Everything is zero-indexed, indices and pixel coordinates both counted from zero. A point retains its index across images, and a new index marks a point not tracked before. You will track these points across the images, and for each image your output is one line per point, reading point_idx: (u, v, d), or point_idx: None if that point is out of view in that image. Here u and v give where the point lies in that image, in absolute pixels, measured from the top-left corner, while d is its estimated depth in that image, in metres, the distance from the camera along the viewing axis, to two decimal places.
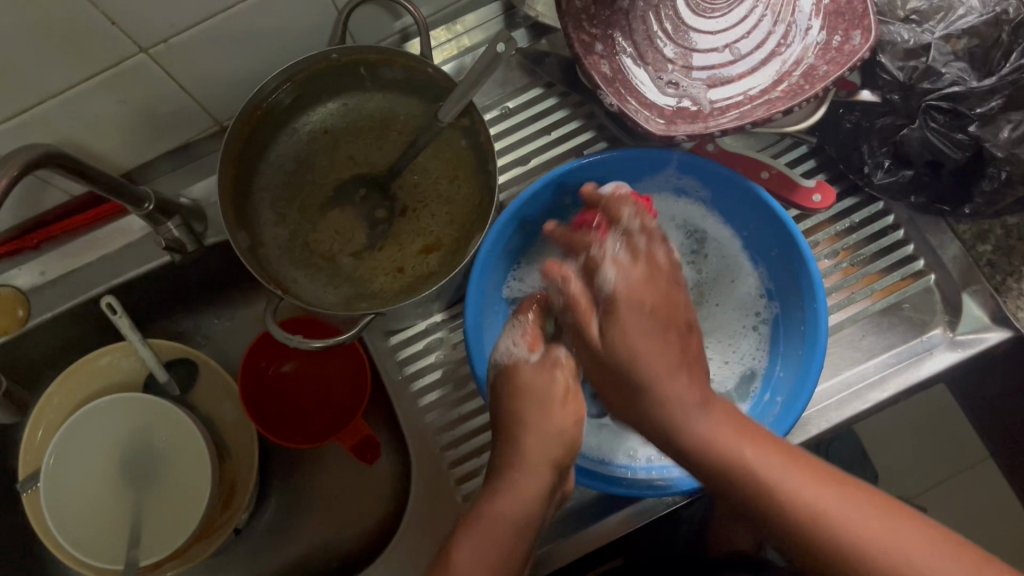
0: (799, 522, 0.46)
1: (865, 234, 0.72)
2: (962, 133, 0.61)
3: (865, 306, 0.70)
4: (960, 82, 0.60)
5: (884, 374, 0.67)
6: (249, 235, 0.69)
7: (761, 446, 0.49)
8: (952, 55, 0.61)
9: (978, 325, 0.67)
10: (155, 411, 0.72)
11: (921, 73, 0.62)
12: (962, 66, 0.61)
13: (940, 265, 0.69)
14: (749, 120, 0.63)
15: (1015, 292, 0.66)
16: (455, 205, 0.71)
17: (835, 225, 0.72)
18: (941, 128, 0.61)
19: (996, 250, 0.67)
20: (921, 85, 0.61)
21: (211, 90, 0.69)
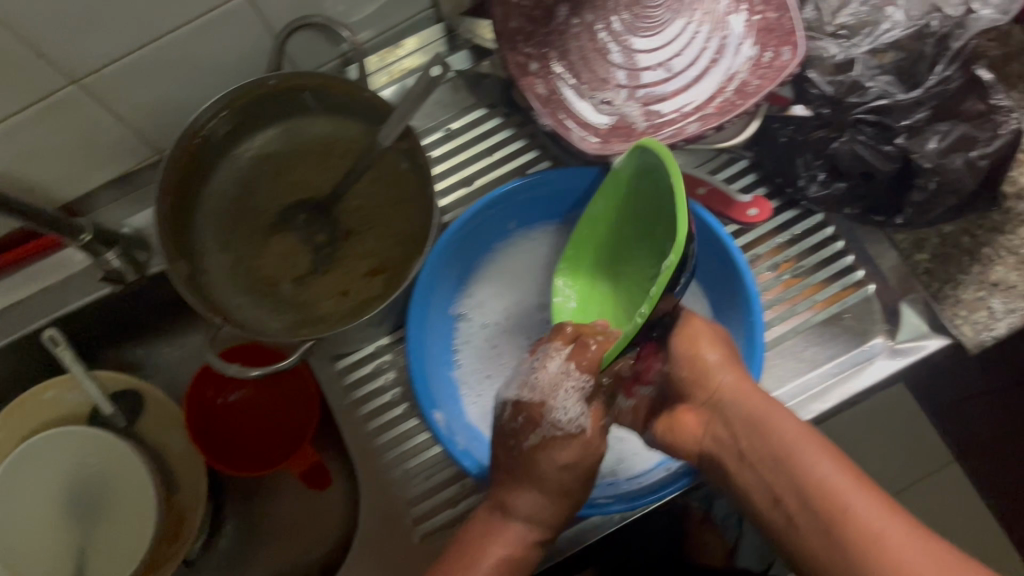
0: (807, 482, 0.52)
1: (805, 246, 0.72)
2: (890, 144, 0.62)
3: (807, 317, 0.70)
4: (887, 95, 0.62)
5: (827, 384, 0.68)
6: (189, 263, 0.68)
7: (763, 402, 0.58)
8: (878, 69, 0.63)
9: (917, 333, 0.68)
10: (97, 446, 0.71)
11: (848, 88, 0.63)
12: (888, 80, 0.63)
13: (878, 275, 0.70)
14: (681, 138, 0.64)
15: (951, 299, 0.68)
16: (399, 228, 0.71)
17: (776, 236, 0.73)
18: (869, 141, 0.63)
19: (933, 258, 0.69)
20: (849, 99, 0.63)
21: (149, 119, 0.69)
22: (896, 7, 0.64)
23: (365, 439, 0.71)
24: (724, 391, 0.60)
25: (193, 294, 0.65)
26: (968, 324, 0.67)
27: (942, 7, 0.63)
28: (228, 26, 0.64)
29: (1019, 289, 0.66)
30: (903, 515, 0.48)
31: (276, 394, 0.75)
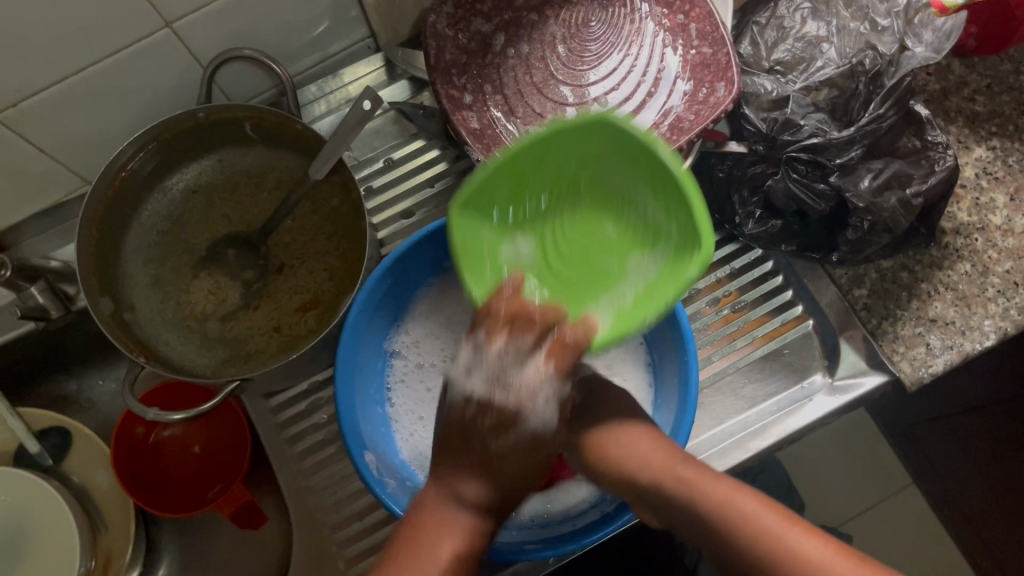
0: (740, 530, 0.47)
1: (746, 280, 0.72)
2: (823, 182, 0.62)
3: (746, 353, 0.70)
4: (820, 133, 0.61)
5: (765, 422, 0.67)
6: (114, 300, 0.67)
7: (684, 460, 0.52)
8: (811, 107, 0.62)
9: (855, 370, 0.67)
10: (21, 486, 0.69)
11: (782, 125, 0.62)
12: (821, 118, 0.62)
13: (818, 311, 0.70)
14: None
15: (890, 336, 0.65)
16: (332, 262, 0.69)
17: (717, 270, 0.72)
18: (802, 178, 0.62)
19: (872, 293, 0.67)
20: (783, 136, 0.62)
21: (74, 151, 0.67)
22: (831, 44, 0.64)
23: (297, 479, 0.69)
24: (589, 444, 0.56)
25: (115, 333, 0.63)
26: (907, 361, 0.65)
27: (875, 45, 0.63)
28: (153, 58, 0.63)
29: (955, 326, 0.65)
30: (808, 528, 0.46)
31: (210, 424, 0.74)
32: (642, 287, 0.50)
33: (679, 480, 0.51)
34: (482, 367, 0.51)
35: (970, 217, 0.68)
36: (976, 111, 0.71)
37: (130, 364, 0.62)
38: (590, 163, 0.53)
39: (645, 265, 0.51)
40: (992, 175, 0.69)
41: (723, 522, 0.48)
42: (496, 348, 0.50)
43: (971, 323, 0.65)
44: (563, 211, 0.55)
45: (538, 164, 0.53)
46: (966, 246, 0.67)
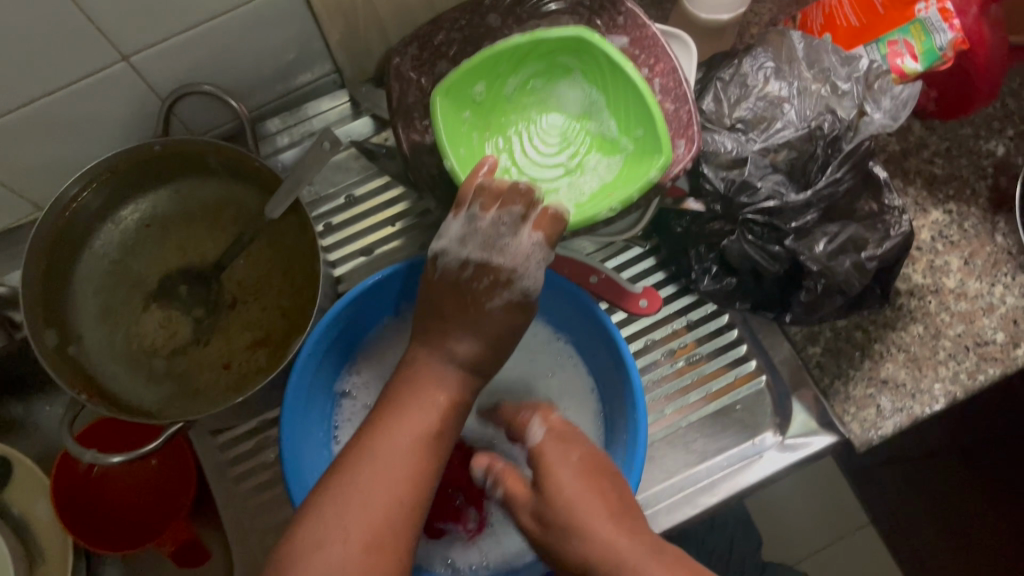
0: None
1: (703, 332, 0.72)
2: (778, 245, 0.62)
3: (699, 407, 0.70)
4: (776, 196, 0.62)
5: (715, 478, 0.67)
6: (60, 332, 0.66)
7: (624, 541, 0.47)
8: (769, 168, 0.63)
9: (806, 429, 0.67)
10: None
11: (738, 186, 0.62)
12: (778, 179, 0.63)
13: (772, 368, 0.70)
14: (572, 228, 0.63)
15: (841, 395, 0.66)
16: (286, 300, 0.68)
17: (675, 322, 0.72)
18: (758, 240, 0.62)
19: (825, 351, 0.67)
20: (740, 198, 0.62)
21: (27, 178, 0.66)
22: (791, 105, 0.65)
23: (240, 520, 0.68)
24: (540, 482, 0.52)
25: (58, 368, 0.62)
26: (857, 422, 0.65)
27: (834, 110, 0.64)
28: (111, 90, 0.62)
29: (905, 388, 0.65)
30: None
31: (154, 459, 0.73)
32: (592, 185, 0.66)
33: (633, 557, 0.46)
34: (476, 237, 0.59)
35: (924, 279, 0.69)
36: (935, 174, 0.72)
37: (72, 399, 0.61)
38: (555, 76, 0.68)
39: (601, 167, 0.67)
40: (947, 238, 0.70)
41: None
42: (488, 218, 0.58)
43: (921, 385, 0.65)
44: (534, 118, 0.69)
45: (524, 53, 0.65)
46: (919, 308, 0.68)
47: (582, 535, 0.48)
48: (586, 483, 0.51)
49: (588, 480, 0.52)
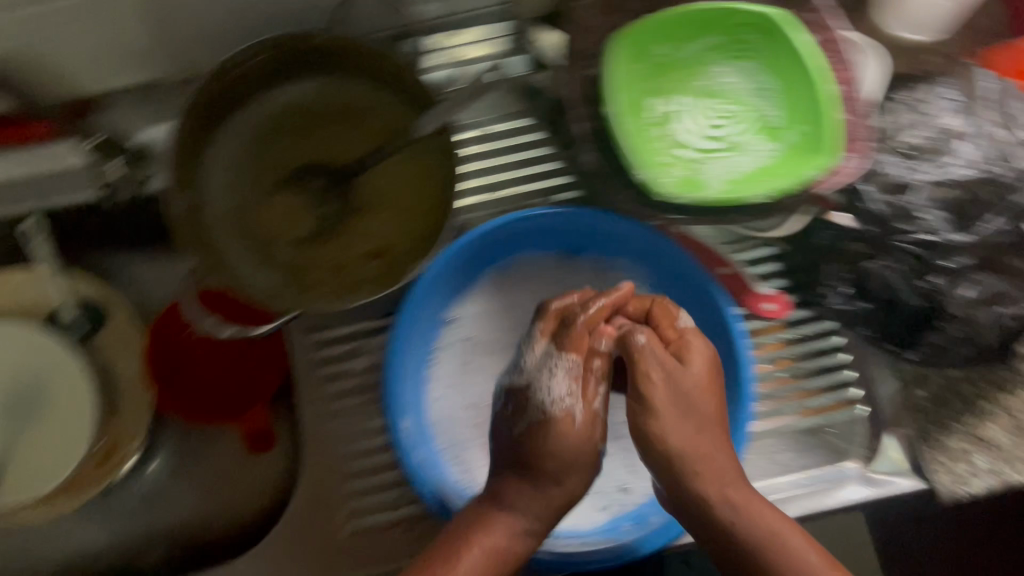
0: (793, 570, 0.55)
1: (809, 348, 0.70)
2: (924, 281, 0.61)
3: (790, 420, 0.69)
4: (936, 232, 0.60)
5: (792, 493, 0.66)
6: (190, 198, 0.66)
7: (736, 475, 0.59)
8: (934, 202, 0.60)
9: (895, 468, 0.66)
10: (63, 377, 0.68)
11: (899, 214, 0.61)
12: (941, 216, 0.60)
13: (873, 400, 0.68)
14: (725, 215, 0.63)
15: (938, 444, 0.67)
16: (409, 217, 0.68)
17: (783, 331, 0.70)
18: (905, 272, 0.61)
19: (929, 400, 0.67)
20: (897, 227, 0.61)
21: (188, 37, 0.66)
22: (970, 143, 0.62)
23: (319, 420, 0.68)
24: (682, 457, 0.59)
25: None
26: (946, 473, 0.65)
27: (1016, 157, 0.61)
28: None
29: None
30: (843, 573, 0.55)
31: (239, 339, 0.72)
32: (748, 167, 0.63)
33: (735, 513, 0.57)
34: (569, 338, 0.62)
35: None
36: None
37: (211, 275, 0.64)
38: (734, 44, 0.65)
39: (761, 149, 0.63)
40: None
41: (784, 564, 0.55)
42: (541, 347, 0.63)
43: None
44: (694, 84, 0.66)
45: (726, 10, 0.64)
46: None
47: (733, 508, 0.57)
48: (701, 444, 0.59)
49: (707, 435, 0.60)
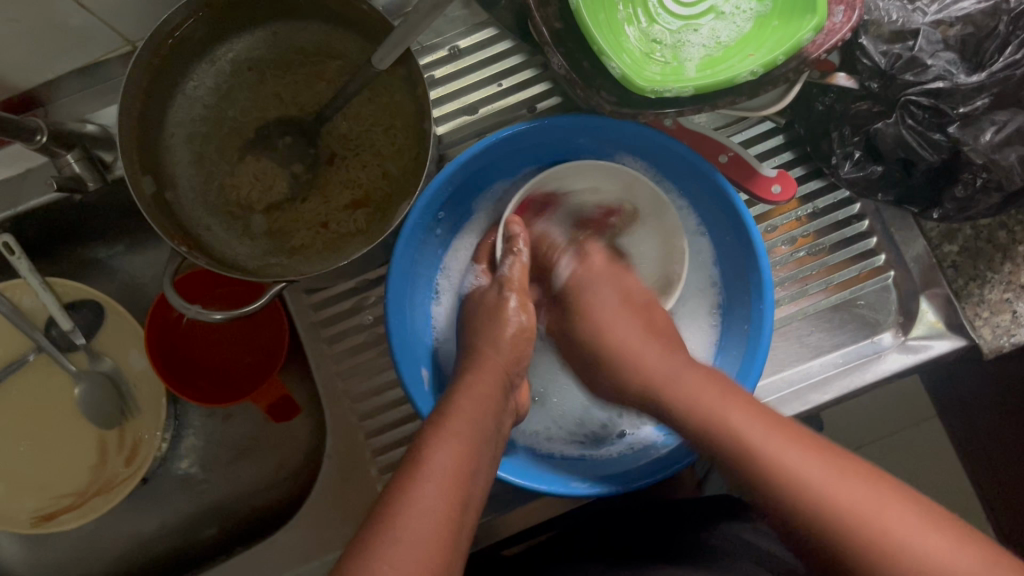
0: (832, 526, 0.39)
1: (829, 222, 0.60)
2: (940, 133, 0.50)
3: (819, 300, 0.59)
4: (947, 76, 0.49)
5: (829, 375, 0.57)
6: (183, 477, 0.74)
7: (454, 441, 0.45)
8: (941, 43, 0.50)
9: (932, 332, 0.57)
10: None
11: (905, 63, 0.50)
12: (951, 57, 0.50)
13: (901, 264, 0.58)
14: (759, 106, 0.53)
15: (975, 298, 0.55)
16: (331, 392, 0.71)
17: (798, 208, 0.60)
18: (918, 126, 0.50)
19: (963, 252, 0.56)
20: (903, 77, 0.50)
21: None
22: None
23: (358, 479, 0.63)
24: (450, 426, 0.45)
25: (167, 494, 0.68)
26: (990, 327, 0.54)
27: None
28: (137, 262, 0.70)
29: None
30: (908, 511, 0.39)
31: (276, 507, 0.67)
32: (731, 36, 0.51)
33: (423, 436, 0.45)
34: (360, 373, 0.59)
35: None
36: None
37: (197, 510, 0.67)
38: None
39: None
40: None
41: (837, 519, 0.39)
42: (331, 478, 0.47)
43: None
44: None
45: None
46: None
47: (446, 432, 0.45)
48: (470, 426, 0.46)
49: (461, 422, 0.46)
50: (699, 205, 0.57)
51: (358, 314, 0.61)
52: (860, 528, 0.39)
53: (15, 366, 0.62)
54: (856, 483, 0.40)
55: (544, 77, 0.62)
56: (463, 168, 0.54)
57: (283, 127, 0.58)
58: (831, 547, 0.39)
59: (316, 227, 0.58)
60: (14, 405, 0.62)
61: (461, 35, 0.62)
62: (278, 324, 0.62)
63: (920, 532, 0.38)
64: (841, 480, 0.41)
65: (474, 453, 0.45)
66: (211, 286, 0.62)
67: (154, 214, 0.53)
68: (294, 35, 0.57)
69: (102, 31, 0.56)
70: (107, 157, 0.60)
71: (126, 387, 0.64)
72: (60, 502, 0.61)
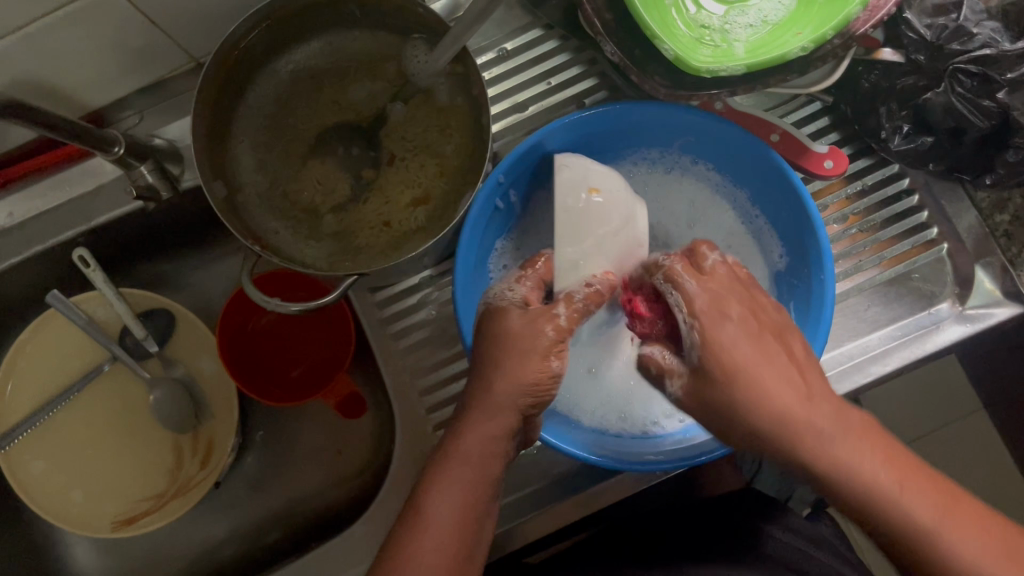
0: (832, 477, 0.42)
1: (879, 198, 0.61)
2: (990, 99, 0.51)
3: (873, 275, 0.60)
4: (993, 43, 0.50)
5: (889, 347, 0.57)
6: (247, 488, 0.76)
7: (468, 466, 0.46)
8: (984, 13, 0.51)
9: (989, 299, 0.58)
10: None
11: (951, 33, 0.51)
12: (995, 26, 0.51)
13: (954, 235, 0.59)
14: (806, 84, 0.54)
15: None
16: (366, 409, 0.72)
17: (846, 187, 0.61)
18: (967, 94, 0.51)
19: (1014, 220, 0.58)
20: (950, 46, 0.51)
21: None
22: None
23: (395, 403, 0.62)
24: (458, 445, 0.46)
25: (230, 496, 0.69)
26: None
27: None
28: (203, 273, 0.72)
29: None
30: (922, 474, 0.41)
31: (329, 508, 0.68)
32: (778, 15, 0.52)
33: (445, 455, 0.46)
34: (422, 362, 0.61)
35: None
36: None
37: (267, 513, 0.68)
38: None
39: None
40: None
41: (833, 475, 0.42)
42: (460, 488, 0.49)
43: None
44: None
45: None
46: None
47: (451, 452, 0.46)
48: (484, 445, 0.47)
49: (478, 448, 0.46)
50: (755, 180, 0.58)
51: (422, 309, 0.62)
52: (882, 512, 0.40)
53: (89, 375, 0.64)
54: (913, 480, 0.40)
55: (591, 73, 0.64)
56: (519, 162, 0.56)
57: (345, 131, 0.60)
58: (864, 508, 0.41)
59: (379, 226, 0.60)
60: (91, 414, 0.64)
61: (508, 37, 0.64)
62: (344, 326, 0.65)
63: (917, 486, 0.40)
64: (867, 449, 0.42)
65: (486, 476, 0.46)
66: (281, 289, 0.65)
67: (226, 216, 0.55)
68: (349, 44, 0.60)
69: (173, 52, 0.59)
70: (176, 170, 0.62)
71: (198, 392, 0.66)
72: (139, 507, 0.63)
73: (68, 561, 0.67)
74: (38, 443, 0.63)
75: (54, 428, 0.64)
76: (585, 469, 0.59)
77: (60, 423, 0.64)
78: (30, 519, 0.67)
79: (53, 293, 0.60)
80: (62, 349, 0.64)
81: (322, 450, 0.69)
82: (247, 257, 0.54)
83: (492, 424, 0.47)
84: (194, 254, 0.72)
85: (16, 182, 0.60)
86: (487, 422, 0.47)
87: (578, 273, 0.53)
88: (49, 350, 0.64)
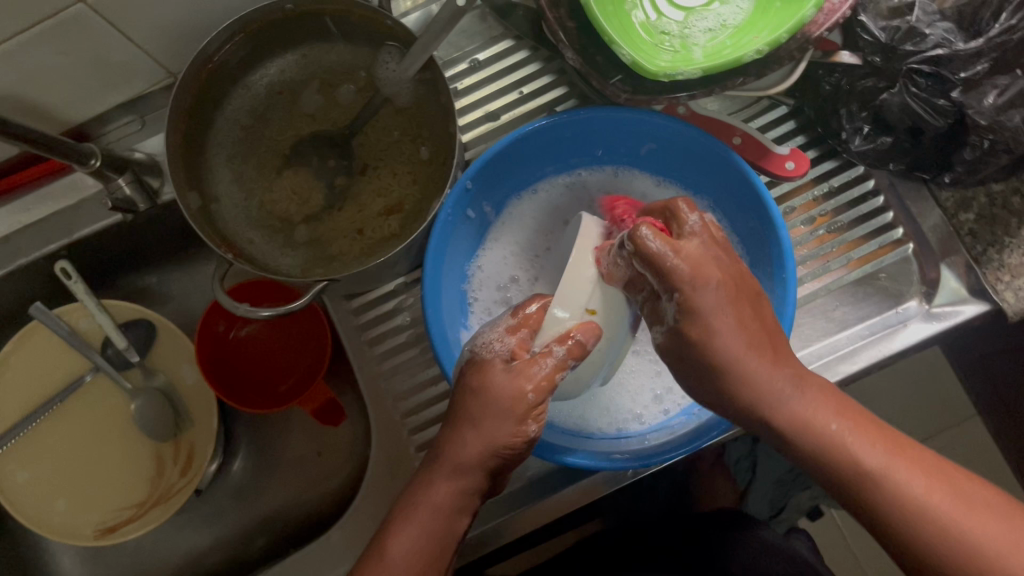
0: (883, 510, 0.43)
1: (845, 200, 0.62)
2: (944, 98, 0.52)
3: (841, 276, 0.60)
4: (946, 43, 0.51)
5: (856, 346, 0.58)
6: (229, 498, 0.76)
7: (427, 510, 0.48)
8: (937, 14, 0.52)
9: (955, 298, 0.58)
10: None
11: (904, 35, 0.52)
12: (949, 27, 0.51)
13: (919, 234, 0.60)
14: (767, 87, 0.56)
15: (995, 263, 0.56)
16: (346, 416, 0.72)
17: (813, 189, 0.62)
18: (922, 93, 0.52)
19: (979, 219, 0.57)
20: (903, 47, 0.52)
21: None
22: None
23: (378, 386, 0.62)
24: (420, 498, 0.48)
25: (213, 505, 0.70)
26: (1013, 291, 0.55)
27: None
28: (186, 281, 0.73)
29: None
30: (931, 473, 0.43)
31: (311, 515, 0.69)
32: (737, 19, 0.54)
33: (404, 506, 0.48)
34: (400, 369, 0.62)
35: None
36: None
37: (251, 522, 0.69)
38: None
39: None
40: None
41: (892, 485, 0.43)
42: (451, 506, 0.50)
43: None
44: None
45: None
46: None
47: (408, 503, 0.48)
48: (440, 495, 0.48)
49: (437, 497, 0.48)
50: (723, 183, 0.58)
51: (397, 315, 0.63)
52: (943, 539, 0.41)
53: (72, 386, 0.65)
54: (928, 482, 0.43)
55: (562, 81, 0.65)
56: (485, 168, 0.57)
57: (320, 143, 0.61)
58: (911, 543, 0.42)
59: (353, 234, 0.61)
60: (74, 424, 0.66)
61: (480, 48, 0.65)
62: (322, 333, 0.66)
63: (928, 491, 0.42)
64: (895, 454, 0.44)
65: (442, 523, 0.48)
66: (258, 298, 0.66)
67: (199, 223, 0.56)
68: (322, 57, 0.61)
69: (151, 68, 0.61)
70: (155, 183, 0.63)
71: (180, 403, 0.67)
72: (121, 515, 0.64)
73: (54, 571, 0.68)
74: (21, 454, 0.64)
75: (38, 437, 0.65)
76: (560, 470, 0.59)
77: (43, 433, 0.65)
78: (16, 528, 0.68)
79: (36, 305, 0.61)
80: (47, 360, 0.66)
81: (302, 457, 0.70)
82: (220, 265, 0.55)
83: (450, 478, 0.49)
84: (177, 265, 0.73)
85: (3, 195, 0.61)
86: (443, 475, 0.49)
87: (556, 328, 0.50)
88: (34, 361, 0.66)
